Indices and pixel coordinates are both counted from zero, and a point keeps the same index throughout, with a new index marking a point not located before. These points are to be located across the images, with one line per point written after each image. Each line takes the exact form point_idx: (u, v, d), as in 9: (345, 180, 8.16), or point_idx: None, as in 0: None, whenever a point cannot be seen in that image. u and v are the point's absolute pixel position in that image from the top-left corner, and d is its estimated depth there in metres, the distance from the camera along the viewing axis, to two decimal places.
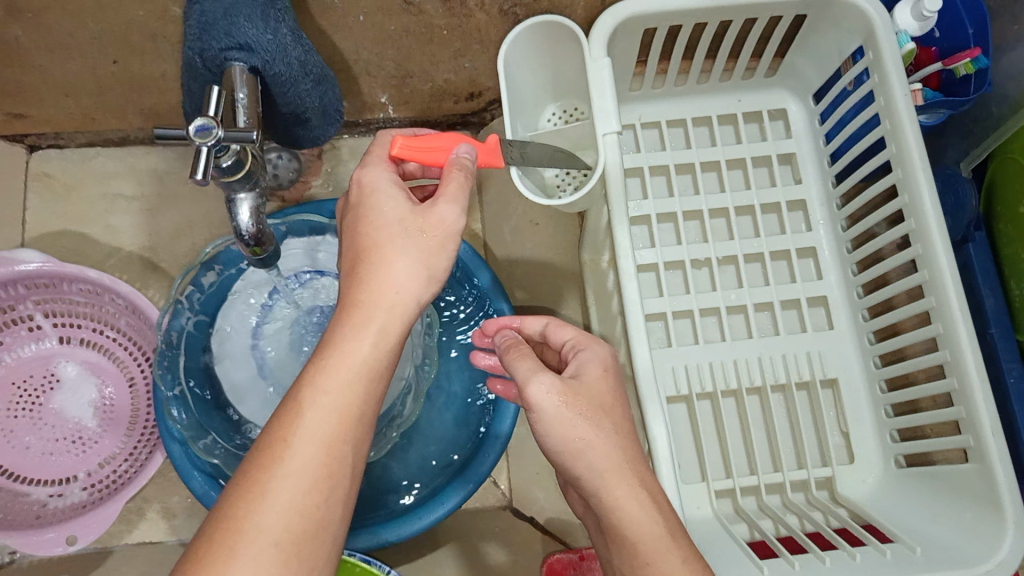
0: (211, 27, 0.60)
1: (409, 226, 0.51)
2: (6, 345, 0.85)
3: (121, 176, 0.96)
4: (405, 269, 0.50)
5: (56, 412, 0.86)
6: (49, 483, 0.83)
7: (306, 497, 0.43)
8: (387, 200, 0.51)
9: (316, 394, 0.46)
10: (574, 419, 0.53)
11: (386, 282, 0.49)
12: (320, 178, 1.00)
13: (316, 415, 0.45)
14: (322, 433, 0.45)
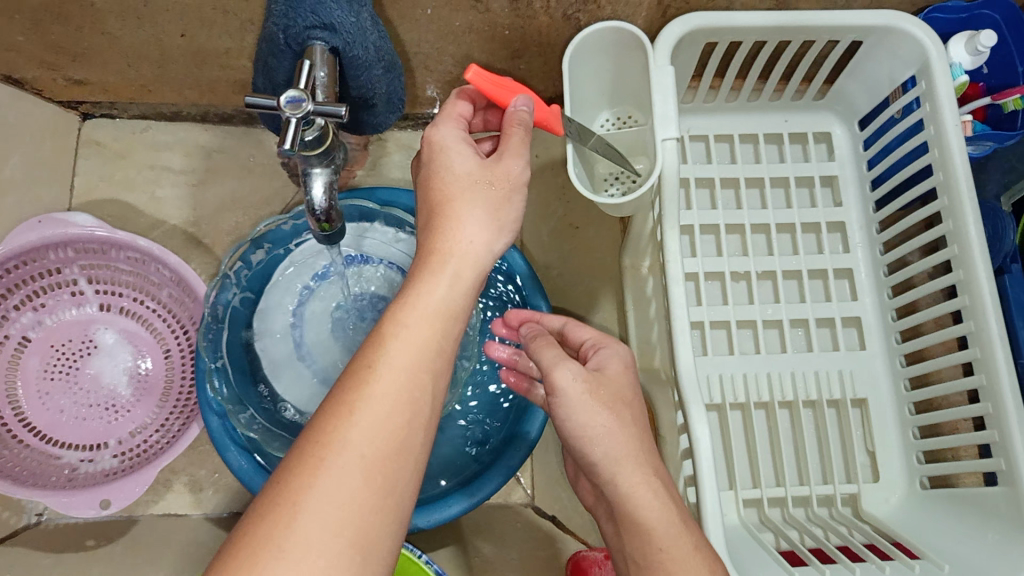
0: (298, 5, 0.61)
1: (479, 179, 0.54)
2: (47, 308, 0.86)
3: (171, 149, 0.97)
4: (476, 220, 0.53)
5: (92, 377, 0.86)
6: (81, 447, 0.84)
7: (393, 416, 0.44)
8: (456, 156, 0.55)
9: (397, 327, 0.48)
10: (598, 410, 0.56)
11: (460, 233, 0.52)
12: (364, 168, 1.01)
13: (399, 346, 0.47)
14: (406, 360, 0.46)
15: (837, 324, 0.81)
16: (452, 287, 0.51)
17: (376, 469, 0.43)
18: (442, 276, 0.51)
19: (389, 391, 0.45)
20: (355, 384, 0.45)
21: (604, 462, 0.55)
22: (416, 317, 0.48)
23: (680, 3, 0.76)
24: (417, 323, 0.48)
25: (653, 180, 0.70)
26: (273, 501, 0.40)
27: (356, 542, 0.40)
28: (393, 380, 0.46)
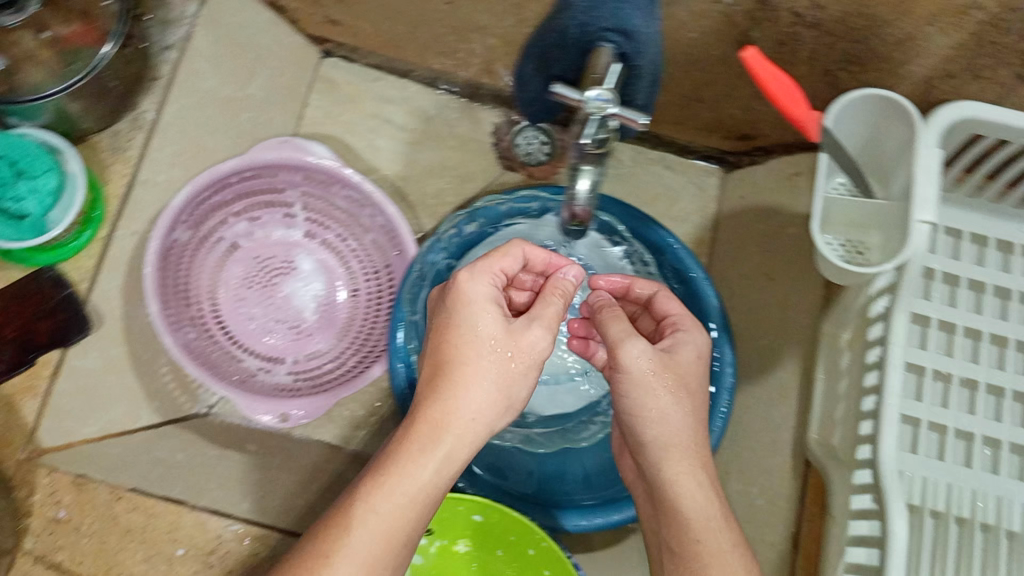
0: (600, 7, 0.62)
1: (496, 350, 0.58)
2: (261, 223, 0.90)
3: (395, 104, 0.99)
4: (478, 397, 0.57)
5: (284, 295, 0.90)
6: (262, 358, 0.88)
7: (380, 542, 0.53)
8: (478, 315, 0.59)
9: (369, 514, 0.54)
10: (661, 393, 0.63)
11: (457, 409, 0.56)
12: (567, 168, 1.01)
13: (361, 537, 0.53)
14: (366, 553, 0.53)
15: (976, 440, 0.68)
16: (487, 366, 0.57)
17: (399, 539, 0.54)
18: (434, 456, 0.55)
19: (435, 479, 0.55)
20: (404, 471, 0.55)
21: (656, 441, 0.62)
22: (440, 418, 0.56)
23: (948, 86, 0.75)
24: (462, 415, 0.56)
25: (895, 263, 0.68)
26: (326, 548, 0.52)
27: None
28: (448, 454, 0.56)
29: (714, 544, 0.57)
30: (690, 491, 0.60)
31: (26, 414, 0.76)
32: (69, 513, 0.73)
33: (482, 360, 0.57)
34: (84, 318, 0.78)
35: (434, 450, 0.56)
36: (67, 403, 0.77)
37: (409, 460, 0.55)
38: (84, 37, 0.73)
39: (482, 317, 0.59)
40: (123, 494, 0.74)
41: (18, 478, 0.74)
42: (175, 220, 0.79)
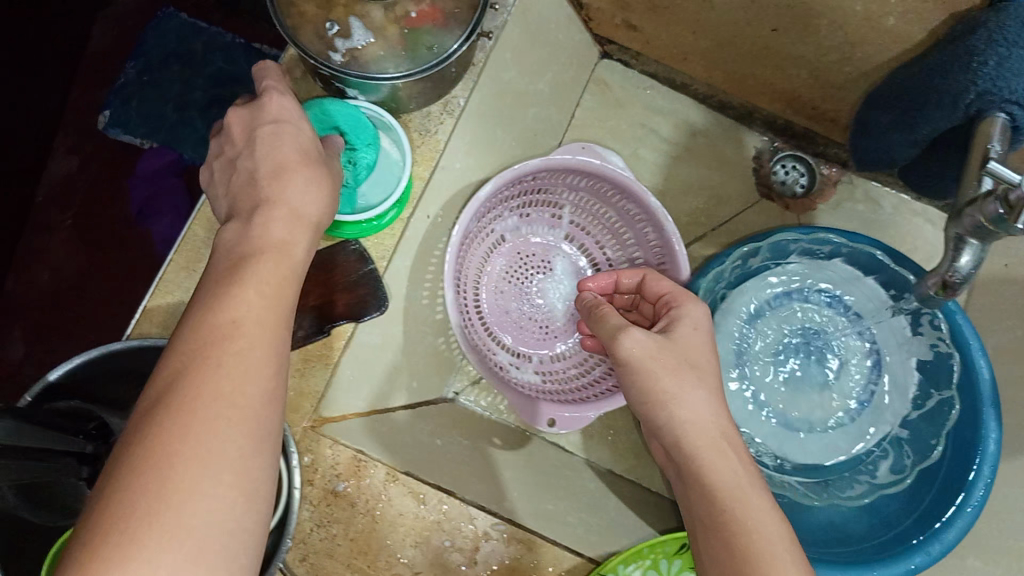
0: (1013, 76, 0.59)
1: (268, 254, 0.52)
2: (529, 220, 0.90)
3: (663, 115, 0.97)
4: (247, 299, 0.49)
5: (540, 294, 0.90)
6: (513, 353, 0.89)
7: (211, 531, 0.41)
8: (276, 224, 0.54)
9: (204, 439, 0.42)
10: (660, 373, 0.56)
11: (233, 309, 0.48)
12: (826, 205, 0.97)
13: (210, 478, 0.42)
14: (212, 506, 0.41)
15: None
16: (267, 278, 0.51)
17: (260, 440, 0.45)
18: (215, 371, 0.45)
19: (253, 384, 0.46)
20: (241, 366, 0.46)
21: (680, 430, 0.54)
22: (246, 289, 0.50)
23: None
24: (251, 317, 0.48)
25: None
26: (149, 444, 0.42)
27: (232, 501, 0.42)
28: (256, 360, 0.47)
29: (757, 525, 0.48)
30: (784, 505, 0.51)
31: (317, 384, 0.74)
32: (348, 488, 0.72)
33: (260, 187, 0.56)
34: (382, 294, 0.75)
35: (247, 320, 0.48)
36: (351, 374, 0.77)
37: (212, 321, 0.47)
38: (433, 17, 0.73)
39: (255, 163, 0.58)
40: (398, 477, 0.73)
41: (302, 447, 0.72)
42: (474, 213, 0.79)
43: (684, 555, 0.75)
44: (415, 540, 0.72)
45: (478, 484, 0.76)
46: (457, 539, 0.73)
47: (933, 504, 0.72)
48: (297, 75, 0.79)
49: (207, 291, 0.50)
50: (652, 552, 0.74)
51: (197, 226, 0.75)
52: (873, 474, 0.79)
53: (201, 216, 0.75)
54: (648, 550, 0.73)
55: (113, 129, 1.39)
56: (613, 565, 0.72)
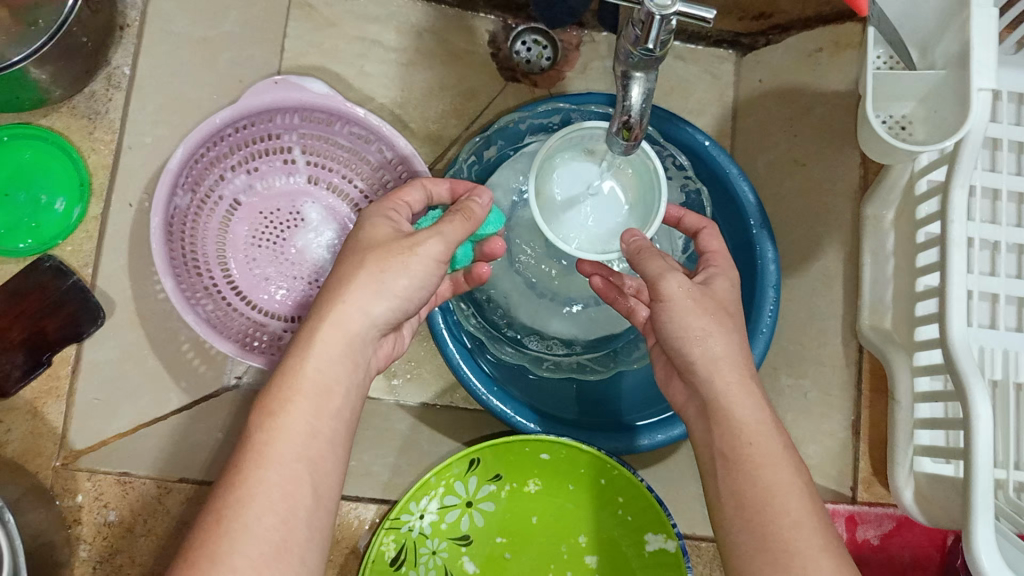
0: None
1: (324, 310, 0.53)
2: (260, 173, 0.83)
3: (381, 23, 0.90)
4: (329, 361, 0.52)
5: (298, 250, 0.83)
6: (283, 319, 0.81)
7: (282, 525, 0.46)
8: (367, 288, 0.53)
9: (277, 457, 0.48)
10: (699, 313, 0.55)
11: (300, 369, 0.51)
12: (574, 71, 0.93)
13: (271, 488, 0.47)
14: (283, 504, 0.47)
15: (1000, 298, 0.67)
16: (335, 348, 0.52)
17: (312, 503, 0.48)
18: (301, 413, 0.50)
19: (307, 429, 0.50)
20: (243, 460, 0.48)
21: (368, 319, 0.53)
22: (303, 394, 0.50)
23: None
24: (297, 420, 0.49)
25: (953, 138, 0.64)
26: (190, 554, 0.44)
27: (297, 513, 0.47)
28: (297, 445, 0.49)
29: (766, 450, 0.51)
30: (748, 413, 0.52)
31: (54, 420, 0.69)
32: (121, 515, 0.68)
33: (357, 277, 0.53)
34: (93, 303, 0.70)
35: (295, 418, 0.49)
36: (93, 396, 0.70)
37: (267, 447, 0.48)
38: None
39: None
40: (171, 487, 0.69)
41: (59, 489, 0.67)
42: (172, 185, 0.72)
43: (478, 469, 0.70)
44: None
45: None
46: None
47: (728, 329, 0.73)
48: None
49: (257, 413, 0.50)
50: (444, 477, 0.69)
51: None
52: None
53: None
54: (437, 478, 0.69)
55: None
56: (404, 505, 0.67)
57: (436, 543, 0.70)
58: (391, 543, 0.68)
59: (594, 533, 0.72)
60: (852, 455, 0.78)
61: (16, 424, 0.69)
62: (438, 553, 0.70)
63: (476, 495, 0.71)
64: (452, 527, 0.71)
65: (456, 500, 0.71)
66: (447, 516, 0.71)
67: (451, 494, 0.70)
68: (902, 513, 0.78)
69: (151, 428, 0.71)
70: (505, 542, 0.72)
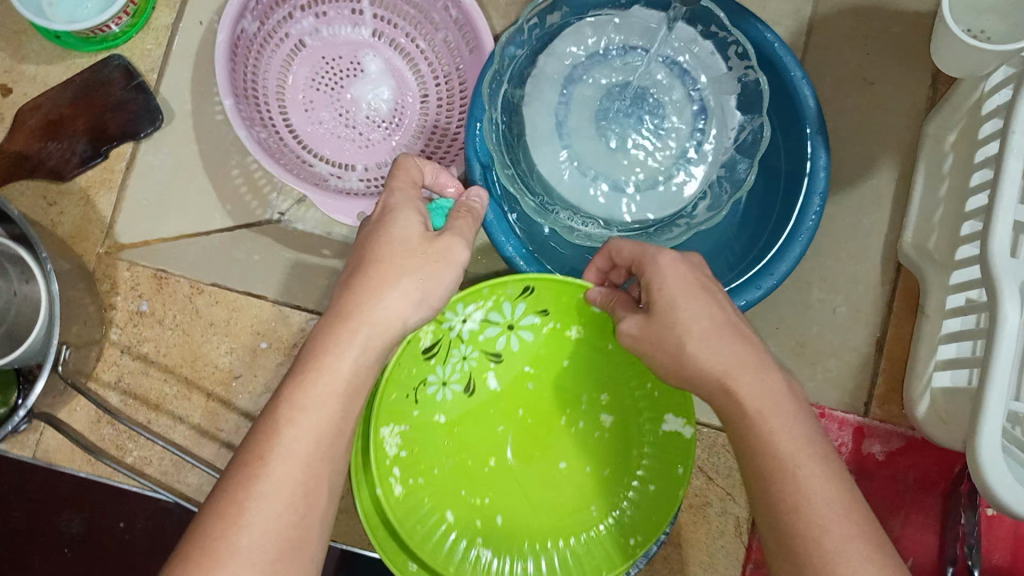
0: None
1: (415, 248, 0.53)
2: (327, 19, 0.85)
3: None
4: (395, 296, 0.51)
5: (352, 99, 0.86)
6: (333, 164, 0.84)
7: (316, 445, 0.48)
8: (400, 222, 0.53)
9: (297, 409, 0.48)
10: (757, 374, 0.53)
11: (376, 301, 0.51)
12: None
13: (308, 425, 0.48)
14: (308, 441, 0.47)
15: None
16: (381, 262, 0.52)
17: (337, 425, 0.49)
18: (349, 344, 0.50)
19: (327, 383, 0.49)
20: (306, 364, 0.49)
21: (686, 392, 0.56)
22: (357, 328, 0.51)
23: None
24: (289, 439, 0.47)
25: None
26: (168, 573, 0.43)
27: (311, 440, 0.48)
28: (340, 373, 0.50)
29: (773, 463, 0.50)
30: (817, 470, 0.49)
31: (103, 210, 0.74)
32: (152, 307, 0.73)
33: None
34: (154, 105, 0.73)
35: (333, 361, 0.50)
36: (144, 197, 0.75)
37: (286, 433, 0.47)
38: None
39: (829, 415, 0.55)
40: (203, 289, 0.74)
41: (99, 273, 0.73)
42: (242, 5, 0.74)
43: (528, 298, 0.69)
44: (231, 347, 0.73)
45: (291, 282, 0.75)
46: (274, 339, 0.73)
47: (771, 236, 0.79)
48: None
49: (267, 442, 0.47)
50: (494, 291, 0.68)
51: None
52: (693, 216, 0.79)
53: None
54: (490, 291, 0.67)
55: None
56: (451, 304, 0.67)
57: (466, 347, 0.72)
58: (426, 337, 0.67)
59: (609, 395, 0.74)
60: (870, 370, 0.79)
61: (69, 206, 0.74)
62: (468, 358, 0.72)
63: (518, 319, 0.71)
64: (501, 353, 0.73)
65: (497, 324, 0.72)
66: (482, 330, 0.71)
67: (493, 310, 0.70)
68: (914, 434, 0.76)
69: (215, 236, 0.75)
70: (523, 372, 0.74)
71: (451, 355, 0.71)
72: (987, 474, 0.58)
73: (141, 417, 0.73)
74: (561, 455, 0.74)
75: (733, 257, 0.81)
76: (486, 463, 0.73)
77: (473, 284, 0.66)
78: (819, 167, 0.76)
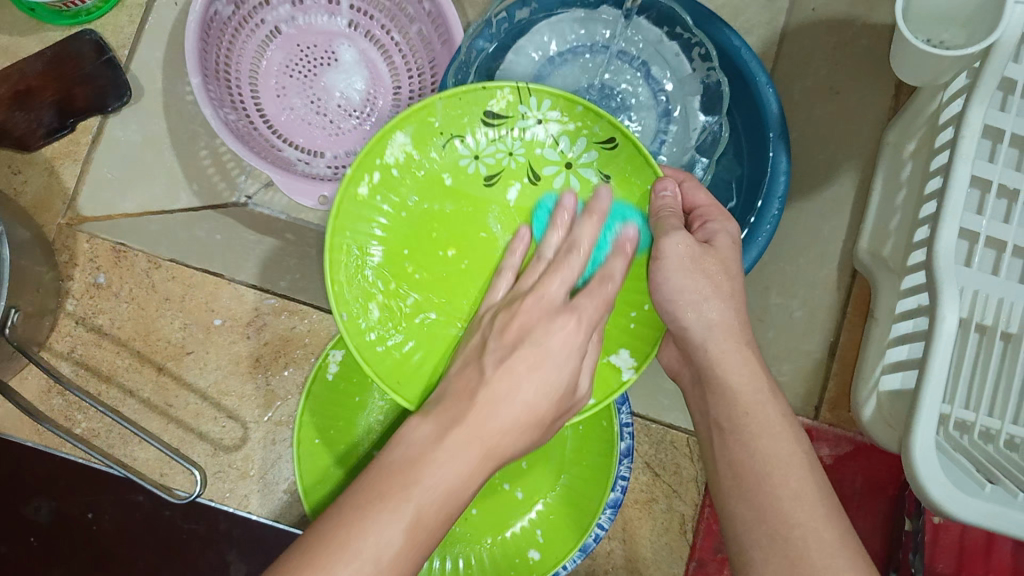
0: None
1: (461, 449, 0.51)
2: (304, 7, 0.86)
3: None
4: (442, 470, 0.49)
5: (324, 87, 0.87)
6: (301, 149, 0.85)
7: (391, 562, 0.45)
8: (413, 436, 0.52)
9: (367, 518, 0.45)
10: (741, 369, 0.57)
11: (427, 475, 0.49)
12: None
13: (365, 544, 0.45)
14: (382, 556, 0.44)
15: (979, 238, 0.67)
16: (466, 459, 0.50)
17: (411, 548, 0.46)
18: (443, 467, 0.49)
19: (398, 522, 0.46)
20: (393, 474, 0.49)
21: (698, 331, 0.58)
22: (406, 470, 0.49)
23: None
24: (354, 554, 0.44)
25: (979, 49, 0.64)
26: None
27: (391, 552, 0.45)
28: (388, 535, 0.45)
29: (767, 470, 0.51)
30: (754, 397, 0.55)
31: (66, 181, 0.75)
32: (110, 279, 0.74)
33: None
34: (122, 80, 0.74)
35: (430, 475, 0.48)
36: (109, 172, 0.76)
37: (362, 525, 0.45)
38: None
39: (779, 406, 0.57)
40: (162, 264, 0.74)
41: (60, 244, 0.74)
42: None
43: (606, 152, 0.61)
44: (185, 322, 0.74)
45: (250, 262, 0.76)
46: (229, 317, 0.74)
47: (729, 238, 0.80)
48: None
49: (305, 563, 0.44)
50: (583, 120, 0.61)
51: None
52: None
53: None
54: (585, 117, 0.60)
55: None
56: (542, 90, 0.60)
57: (515, 145, 0.63)
58: (499, 99, 0.61)
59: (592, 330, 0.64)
60: (822, 375, 0.79)
61: (34, 176, 0.75)
62: (515, 155, 0.63)
63: (579, 160, 0.63)
64: (545, 178, 0.64)
65: (557, 159, 0.64)
66: (543, 144, 0.63)
67: (563, 136, 0.63)
68: (863, 440, 0.76)
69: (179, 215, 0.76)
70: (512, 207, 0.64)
71: (506, 134, 0.63)
72: (918, 476, 0.58)
73: (91, 388, 0.73)
74: (450, 236, 0.65)
75: None
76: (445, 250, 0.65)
77: (572, 95, 0.59)
78: (777, 173, 0.77)
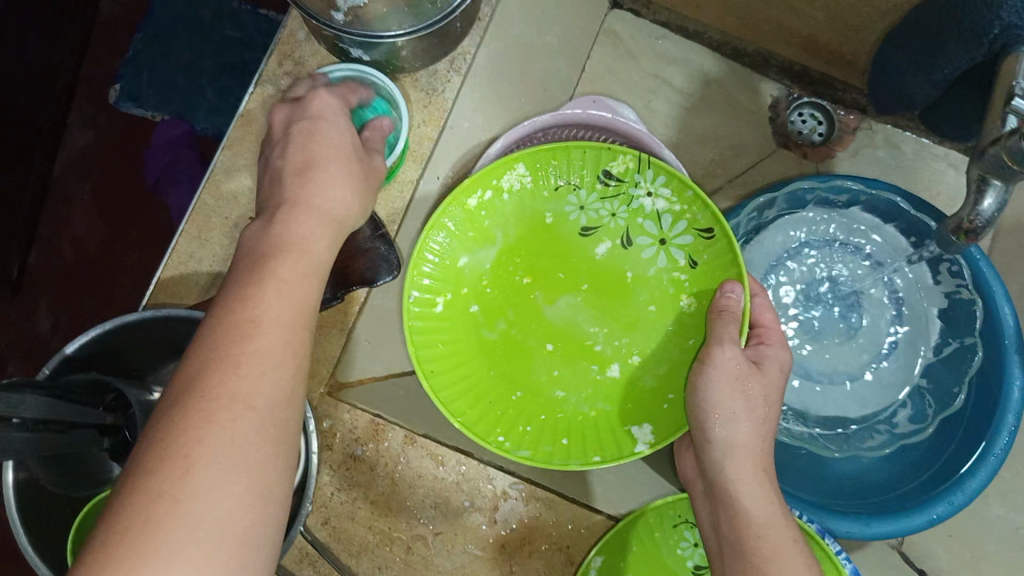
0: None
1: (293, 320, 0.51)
2: None
3: (676, 64, 0.94)
4: (274, 342, 0.49)
5: None
6: None
7: (244, 455, 0.44)
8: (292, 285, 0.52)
9: (232, 408, 0.45)
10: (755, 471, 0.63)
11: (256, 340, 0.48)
12: (846, 152, 0.95)
13: (233, 438, 0.44)
14: (245, 449, 0.44)
15: None
16: (270, 351, 0.48)
17: (273, 443, 0.46)
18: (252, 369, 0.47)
19: (256, 394, 0.46)
20: (227, 343, 0.48)
21: (723, 443, 0.64)
22: (236, 344, 0.48)
23: None
24: (214, 439, 0.43)
25: None
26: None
27: (240, 446, 0.44)
28: (248, 386, 0.46)
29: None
30: (761, 507, 0.61)
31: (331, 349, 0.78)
32: (366, 452, 0.75)
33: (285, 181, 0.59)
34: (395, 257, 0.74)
35: (244, 374, 0.47)
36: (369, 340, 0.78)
37: (200, 429, 0.44)
38: None
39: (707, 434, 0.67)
40: (416, 439, 0.76)
41: (320, 413, 0.76)
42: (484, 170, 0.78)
43: (703, 237, 0.73)
44: (435, 501, 0.75)
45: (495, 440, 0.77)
46: (477, 499, 0.75)
47: (955, 453, 0.75)
48: (300, 38, 0.78)
49: (165, 429, 0.44)
50: (691, 205, 0.72)
51: (205, 196, 0.76)
52: (892, 423, 0.81)
53: (209, 185, 0.76)
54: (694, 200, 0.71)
55: (124, 103, 1.36)
56: (661, 164, 0.72)
57: (620, 208, 0.76)
58: (620, 162, 0.74)
59: (633, 376, 0.75)
60: None
61: None
62: (616, 217, 0.76)
63: (672, 234, 0.74)
64: (636, 246, 0.76)
65: (652, 235, 0.76)
66: (645, 215, 0.75)
67: (666, 214, 0.74)
68: None
69: None
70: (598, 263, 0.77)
71: (615, 199, 0.76)
72: None
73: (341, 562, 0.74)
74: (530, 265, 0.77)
75: (916, 468, 0.77)
76: (524, 281, 0.77)
77: (688, 180, 0.71)
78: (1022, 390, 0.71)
